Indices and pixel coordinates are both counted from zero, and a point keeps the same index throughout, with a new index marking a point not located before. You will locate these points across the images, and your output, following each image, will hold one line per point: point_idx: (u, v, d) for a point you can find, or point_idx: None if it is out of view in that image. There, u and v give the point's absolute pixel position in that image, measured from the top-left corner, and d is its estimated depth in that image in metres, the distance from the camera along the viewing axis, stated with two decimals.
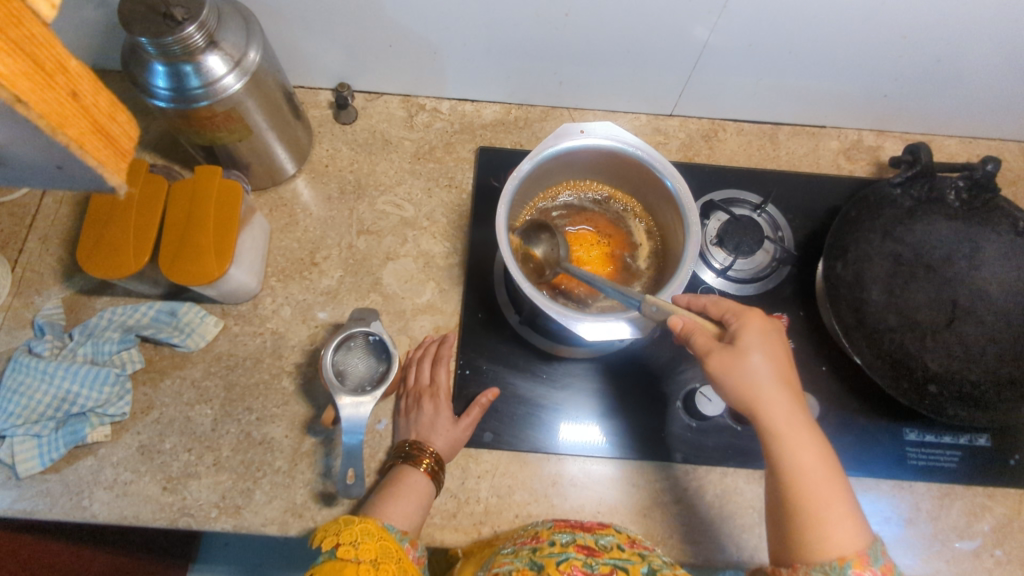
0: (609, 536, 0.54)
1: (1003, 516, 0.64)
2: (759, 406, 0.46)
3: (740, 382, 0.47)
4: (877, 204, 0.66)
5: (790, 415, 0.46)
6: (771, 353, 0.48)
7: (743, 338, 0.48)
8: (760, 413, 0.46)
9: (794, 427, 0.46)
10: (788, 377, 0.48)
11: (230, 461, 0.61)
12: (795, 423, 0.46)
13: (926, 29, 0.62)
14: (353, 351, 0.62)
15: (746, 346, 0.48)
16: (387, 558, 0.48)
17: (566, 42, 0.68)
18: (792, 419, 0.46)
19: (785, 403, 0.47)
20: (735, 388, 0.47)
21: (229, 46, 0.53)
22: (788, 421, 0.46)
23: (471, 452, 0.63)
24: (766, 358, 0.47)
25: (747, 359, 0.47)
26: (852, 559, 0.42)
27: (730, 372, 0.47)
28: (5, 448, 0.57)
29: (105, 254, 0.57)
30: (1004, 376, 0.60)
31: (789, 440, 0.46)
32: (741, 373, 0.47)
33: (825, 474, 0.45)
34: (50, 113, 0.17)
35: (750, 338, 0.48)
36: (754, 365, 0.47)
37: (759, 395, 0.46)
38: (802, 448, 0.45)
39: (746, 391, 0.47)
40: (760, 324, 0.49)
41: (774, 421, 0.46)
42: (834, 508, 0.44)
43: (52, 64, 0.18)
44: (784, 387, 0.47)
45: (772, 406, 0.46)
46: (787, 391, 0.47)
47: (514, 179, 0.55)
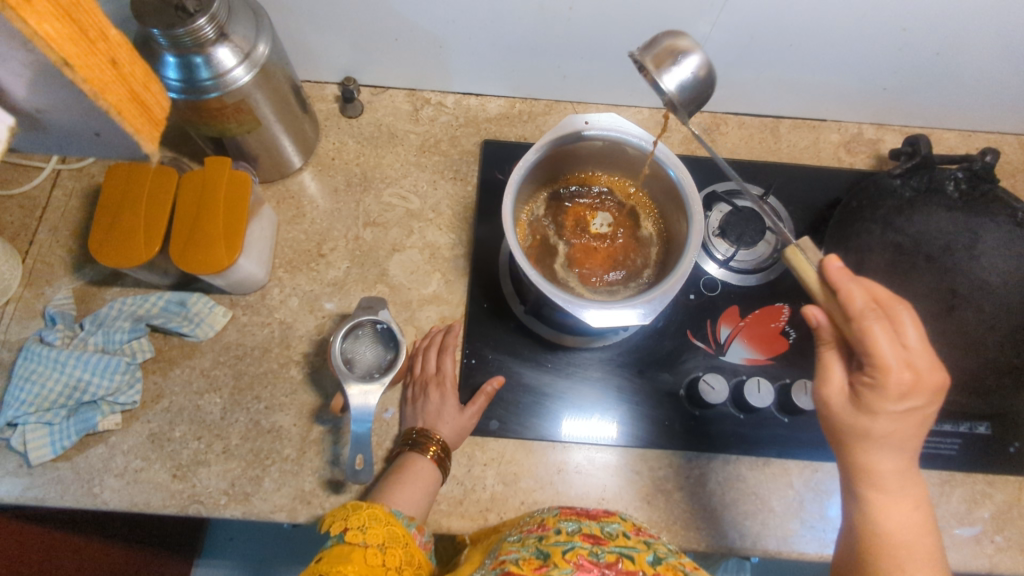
0: (614, 523, 0.55)
1: (1003, 502, 0.65)
2: (865, 461, 0.46)
3: (852, 432, 0.46)
4: (879, 195, 0.69)
5: (898, 472, 0.46)
6: (903, 420, 0.45)
7: (875, 399, 0.45)
8: (862, 465, 0.46)
9: (897, 486, 0.46)
10: (914, 438, 0.46)
11: (239, 448, 0.62)
12: (898, 480, 0.46)
13: (924, 22, 0.63)
14: (361, 340, 0.62)
15: (875, 404, 0.45)
16: (395, 543, 0.49)
17: (570, 36, 0.69)
18: (899, 477, 0.46)
19: (894, 462, 0.46)
20: (847, 438, 0.47)
21: (240, 38, 0.54)
22: (893, 480, 0.46)
23: (477, 440, 0.64)
24: (897, 419, 0.45)
25: (871, 419, 0.45)
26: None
27: (845, 421, 0.47)
28: (18, 435, 0.58)
29: (116, 244, 0.58)
30: (1006, 364, 0.61)
31: (886, 497, 0.46)
32: (857, 425, 0.46)
33: (917, 534, 0.45)
34: (93, 78, 0.20)
35: (888, 398, 0.44)
36: (877, 427, 0.45)
37: (870, 452, 0.46)
38: (898, 504, 0.46)
39: (855, 442, 0.46)
40: (912, 385, 0.43)
41: (876, 476, 0.46)
42: (919, 567, 0.44)
43: (96, 33, 0.21)
44: (903, 448, 0.46)
45: (880, 463, 0.46)
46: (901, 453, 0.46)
47: (520, 169, 0.56)
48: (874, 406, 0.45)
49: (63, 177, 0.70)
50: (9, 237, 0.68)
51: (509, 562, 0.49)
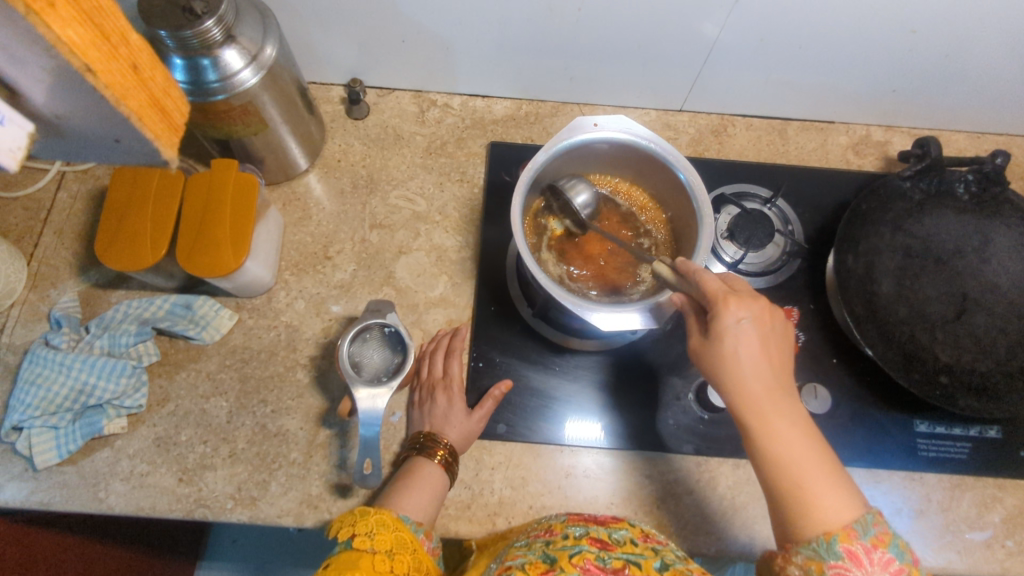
0: (622, 530, 0.54)
1: (1013, 507, 0.64)
2: (735, 390, 0.44)
3: (720, 362, 0.45)
4: (888, 197, 0.67)
5: (770, 393, 0.44)
6: (754, 338, 0.45)
7: (719, 321, 0.45)
8: (735, 397, 0.44)
9: (776, 406, 0.43)
10: (772, 355, 0.45)
11: (246, 452, 0.61)
12: (775, 402, 0.44)
13: (936, 23, 0.63)
14: (369, 343, 0.62)
15: (721, 325, 0.45)
16: (403, 550, 0.48)
17: (579, 38, 0.68)
18: (772, 398, 0.44)
19: (762, 384, 0.44)
20: (714, 373, 0.45)
21: (247, 40, 0.54)
22: (771, 405, 0.43)
23: (485, 443, 0.64)
24: (742, 337, 0.45)
25: (724, 344, 0.45)
26: (838, 534, 0.40)
27: (706, 356, 0.46)
28: (23, 439, 0.58)
29: (122, 247, 0.58)
30: (1015, 367, 0.60)
31: (772, 424, 0.43)
32: (718, 355, 0.45)
33: (810, 451, 0.43)
34: (114, 83, 0.20)
35: (726, 316, 0.45)
36: (730, 348, 0.44)
37: (736, 378, 0.44)
38: (786, 427, 0.43)
39: (725, 373, 0.45)
40: (737, 301, 0.45)
41: (751, 404, 0.44)
42: (820, 484, 0.42)
43: (116, 37, 0.20)
44: (764, 365, 0.44)
45: (748, 386, 0.44)
46: (765, 376, 0.44)
47: (530, 170, 0.56)
48: (728, 336, 0.45)
49: (67, 179, 0.70)
50: (13, 239, 0.67)
51: (515, 567, 0.48)
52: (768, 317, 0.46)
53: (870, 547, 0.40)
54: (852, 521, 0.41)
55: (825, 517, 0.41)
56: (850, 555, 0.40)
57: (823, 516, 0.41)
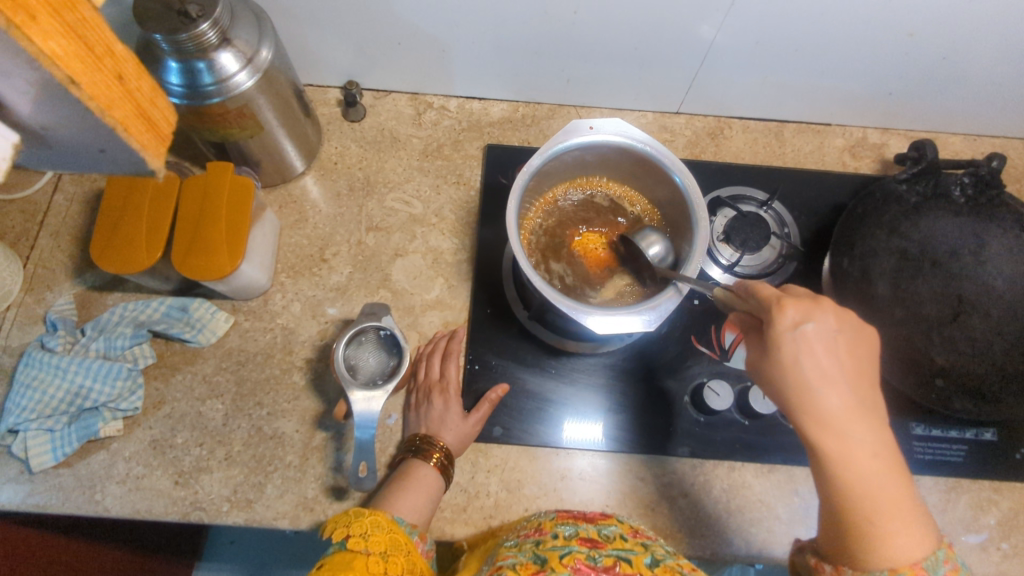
0: (612, 526, 0.54)
1: (1009, 509, 0.64)
2: (805, 411, 0.39)
3: (787, 383, 0.39)
4: (884, 199, 0.67)
5: (849, 412, 0.38)
6: (824, 350, 0.38)
7: (785, 336, 0.39)
8: (806, 418, 0.39)
9: (852, 432, 0.38)
10: (851, 371, 0.39)
11: (241, 455, 0.61)
12: (853, 425, 0.38)
13: (932, 25, 0.63)
14: (365, 346, 0.62)
15: (785, 340, 0.39)
16: (397, 550, 0.48)
17: (575, 40, 0.68)
18: (850, 419, 0.38)
19: (841, 403, 0.38)
20: (780, 393, 0.40)
21: (242, 43, 0.54)
22: (847, 428, 0.38)
23: (481, 446, 0.64)
24: (818, 353, 0.38)
25: (794, 360, 0.38)
26: (906, 572, 0.39)
27: (774, 376, 0.39)
28: (19, 442, 0.58)
29: (117, 250, 0.58)
30: (1011, 371, 0.60)
31: (848, 452, 0.38)
32: (787, 375, 0.39)
33: (886, 480, 0.39)
34: (99, 94, 0.20)
35: (791, 332, 0.38)
36: (800, 367, 0.38)
37: (808, 398, 0.38)
38: (864, 455, 0.38)
39: (797, 394, 0.39)
40: (797, 305, 0.39)
41: (825, 427, 0.38)
42: (894, 519, 0.39)
43: (101, 49, 0.20)
44: (842, 384, 0.39)
45: (823, 411, 0.38)
46: (843, 393, 0.38)
47: (524, 173, 0.56)
48: (792, 350, 0.38)
49: (63, 182, 0.70)
50: (10, 242, 0.67)
51: (506, 567, 0.48)
52: (836, 324, 0.39)
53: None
54: (922, 559, 0.39)
55: (894, 554, 0.39)
56: None
57: (890, 552, 0.39)
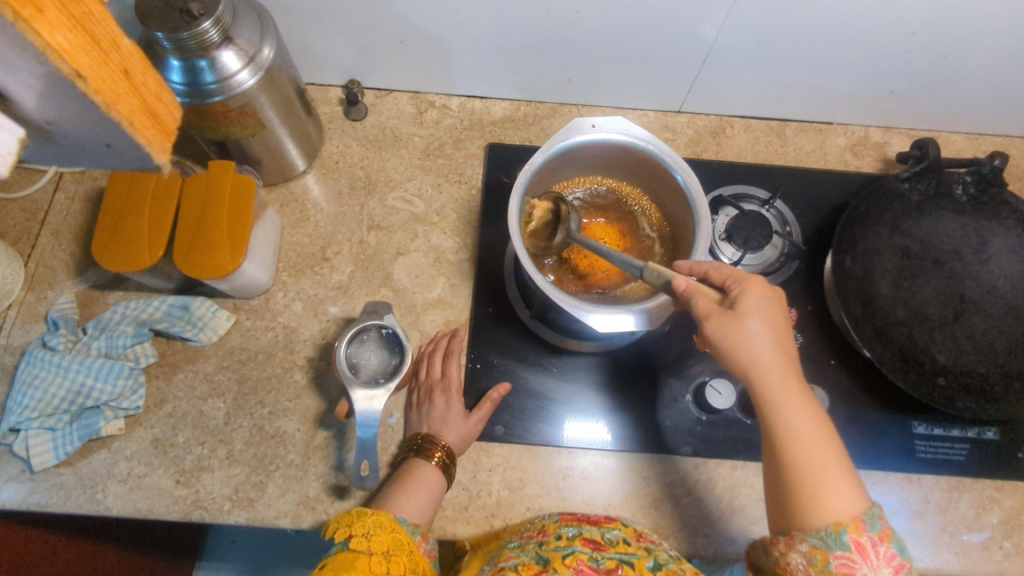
0: (615, 529, 0.54)
1: (1011, 508, 0.64)
2: (753, 370, 0.44)
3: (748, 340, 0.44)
4: (885, 198, 0.67)
5: (790, 369, 0.45)
6: (774, 315, 0.46)
7: (746, 300, 0.46)
8: (756, 377, 0.44)
9: (792, 388, 0.44)
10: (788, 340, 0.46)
11: (243, 454, 0.61)
12: (793, 387, 0.44)
13: (934, 24, 0.62)
14: (366, 344, 0.62)
15: (749, 307, 0.45)
16: (399, 550, 0.48)
17: (577, 39, 0.68)
18: (791, 374, 0.45)
19: (782, 365, 0.45)
20: (734, 356, 0.45)
21: (244, 42, 0.54)
22: (792, 383, 0.44)
23: (482, 445, 0.64)
24: (768, 319, 0.45)
25: (748, 320, 0.45)
26: (848, 525, 0.41)
27: (730, 340, 0.45)
28: (20, 441, 0.58)
29: (118, 248, 0.58)
30: (1014, 369, 0.60)
31: (793, 401, 0.44)
32: (742, 336, 0.45)
33: (824, 437, 0.43)
34: (105, 88, 0.20)
35: (755, 299, 0.46)
36: (757, 323, 0.45)
37: (758, 358, 0.44)
38: (806, 407, 0.44)
39: (748, 353, 0.44)
40: (762, 284, 0.47)
41: (772, 385, 0.44)
42: (835, 472, 0.42)
43: (108, 43, 0.20)
44: (783, 349, 0.45)
45: (772, 364, 0.44)
46: (786, 354, 0.45)
47: (526, 170, 0.56)
48: (751, 309, 0.45)
49: (65, 180, 0.70)
50: (11, 240, 0.67)
51: (508, 568, 0.48)
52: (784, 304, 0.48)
53: (877, 541, 0.41)
54: (862, 512, 0.42)
55: (836, 509, 0.42)
56: (858, 546, 0.41)
57: (832, 506, 0.42)
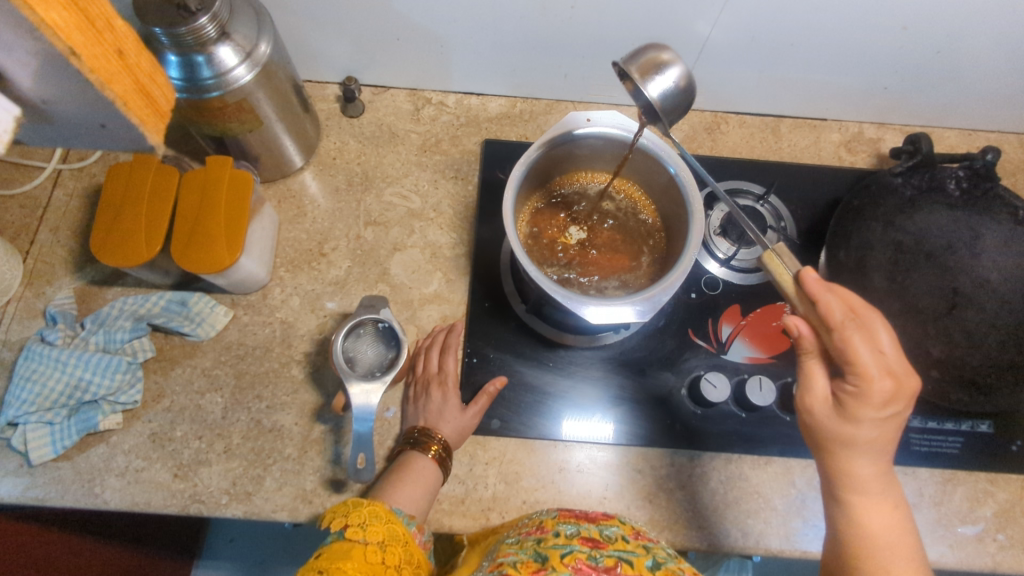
0: (613, 527, 0.53)
1: (1005, 501, 0.64)
2: (845, 464, 0.47)
3: (845, 438, 0.46)
4: (879, 193, 0.68)
5: (879, 473, 0.47)
6: (887, 425, 0.45)
7: (861, 406, 0.45)
8: (843, 470, 0.47)
9: (876, 491, 0.47)
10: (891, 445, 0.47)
11: (240, 448, 0.61)
12: (878, 485, 0.47)
13: (926, 20, 0.63)
14: (363, 338, 0.62)
15: (860, 409, 0.45)
16: (394, 541, 0.49)
17: (572, 35, 0.69)
18: (880, 478, 0.47)
19: (872, 464, 0.46)
20: (833, 448, 0.47)
21: (241, 38, 0.54)
22: (874, 482, 0.47)
23: (479, 438, 0.64)
24: (879, 424, 0.45)
25: (857, 424, 0.45)
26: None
27: (832, 434, 0.46)
28: (19, 435, 0.58)
29: (116, 242, 0.58)
30: (1006, 363, 0.60)
31: (870, 501, 0.47)
32: (842, 433, 0.46)
33: (898, 542, 0.46)
34: (99, 68, 0.21)
35: (875, 404, 0.44)
36: (863, 430, 0.45)
37: (852, 455, 0.46)
38: (886, 511, 0.46)
39: (841, 448, 0.46)
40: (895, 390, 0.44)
41: (857, 480, 0.47)
42: (907, 570, 0.45)
43: (102, 23, 0.21)
44: (882, 452, 0.46)
45: (864, 466, 0.46)
46: (880, 459, 0.47)
47: (521, 164, 0.56)
48: (863, 416, 0.45)
49: (63, 177, 0.70)
50: (10, 237, 0.68)
51: (506, 565, 0.48)
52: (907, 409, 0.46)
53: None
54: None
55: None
56: None
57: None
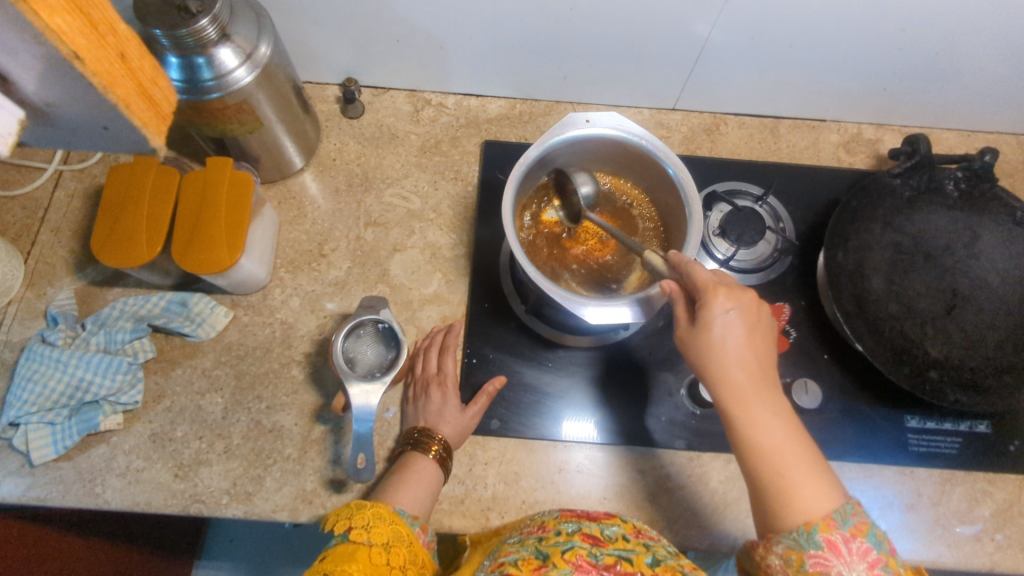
0: (615, 526, 0.53)
1: (1003, 501, 0.65)
2: (719, 379, 0.44)
3: (705, 353, 0.45)
4: (878, 193, 0.67)
5: (752, 379, 0.44)
6: (736, 325, 0.45)
7: (703, 308, 0.45)
8: (718, 384, 0.44)
9: (757, 397, 0.43)
10: (755, 345, 0.45)
11: (240, 448, 0.62)
12: (759, 391, 0.43)
13: (924, 21, 0.63)
14: (363, 339, 0.62)
15: (707, 315, 0.45)
16: (398, 542, 0.49)
17: (571, 37, 0.69)
18: (753, 383, 0.44)
19: (744, 370, 0.44)
20: (698, 361, 0.45)
21: (242, 39, 0.54)
22: (749, 387, 0.44)
23: (479, 439, 0.64)
24: (728, 326, 0.44)
25: (707, 328, 0.45)
26: (818, 524, 0.40)
27: (692, 346, 0.46)
28: (20, 435, 0.58)
29: (116, 244, 0.58)
30: (1004, 363, 0.60)
31: (751, 410, 0.43)
32: (704, 345, 0.45)
33: (789, 443, 0.42)
34: (102, 71, 0.21)
35: (711, 304, 0.45)
36: (715, 334, 0.45)
37: (720, 366, 0.44)
38: (766, 415, 0.43)
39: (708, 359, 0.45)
40: (724, 292, 0.45)
41: (734, 390, 0.44)
42: (802, 475, 0.41)
43: (105, 27, 0.21)
44: (747, 355, 0.44)
45: (729, 372, 0.44)
46: (746, 363, 0.44)
47: (521, 164, 0.56)
48: (708, 319, 0.45)
49: (65, 177, 0.70)
50: (11, 237, 0.68)
51: (507, 563, 0.48)
52: (756, 311, 0.45)
53: (850, 537, 0.40)
54: (833, 511, 0.40)
55: (804, 507, 0.40)
56: (830, 545, 0.39)
57: (804, 507, 0.41)
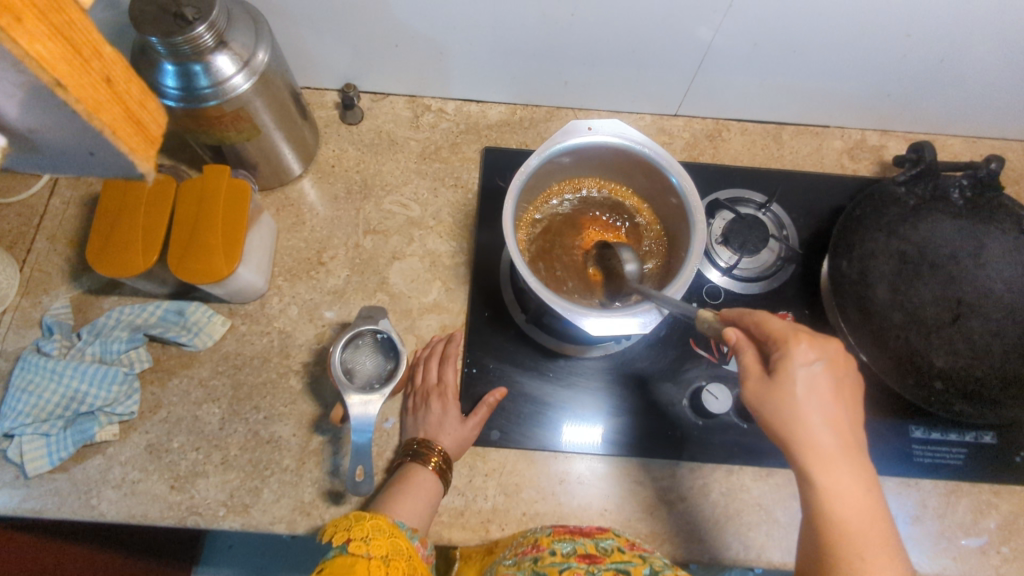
0: (609, 539, 0.53)
1: (1009, 513, 0.64)
2: (800, 445, 0.40)
3: (790, 421, 0.40)
4: (882, 201, 0.66)
5: (839, 447, 0.40)
6: (824, 384, 0.41)
7: (791, 368, 0.40)
8: (804, 451, 0.40)
9: (842, 469, 0.40)
10: (841, 406, 0.41)
11: (238, 459, 0.61)
12: (844, 460, 0.40)
13: (929, 27, 0.62)
14: (362, 349, 0.62)
15: (791, 370, 0.40)
16: (398, 554, 0.48)
17: (572, 42, 0.68)
18: (840, 453, 0.40)
19: (831, 437, 0.40)
20: (778, 423, 0.41)
21: (239, 46, 0.53)
22: (835, 456, 0.40)
23: (478, 450, 0.63)
24: (816, 385, 0.40)
25: (793, 389, 0.40)
26: None
27: (771, 405, 0.41)
28: (14, 447, 0.58)
29: (114, 254, 0.57)
30: (1010, 373, 0.60)
31: (836, 482, 0.39)
32: (784, 407, 0.40)
33: (871, 514, 0.40)
34: (86, 97, 0.20)
35: (797, 360, 0.40)
36: (800, 393, 0.40)
37: (805, 431, 0.40)
38: (852, 489, 0.40)
39: (794, 427, 0.40)
40: (809, 342, 0.41)
41: (821, 461, 0.40)
42: (877, 549, 0.39)
43: (89, 51, 0.21)
44: (833, 418, 0.40)
45: (817, 442, 0.40)
46: (834, 429, 0.40)
47: (522, 173, 0.56)
48: (795, 378, 0.40)
49: (60, 185, 0.70)
50: (7, 245, 0.67)
51: None
52: (840, 363, 0.42)
53: None
54: None
55: None
56: None
57: None
